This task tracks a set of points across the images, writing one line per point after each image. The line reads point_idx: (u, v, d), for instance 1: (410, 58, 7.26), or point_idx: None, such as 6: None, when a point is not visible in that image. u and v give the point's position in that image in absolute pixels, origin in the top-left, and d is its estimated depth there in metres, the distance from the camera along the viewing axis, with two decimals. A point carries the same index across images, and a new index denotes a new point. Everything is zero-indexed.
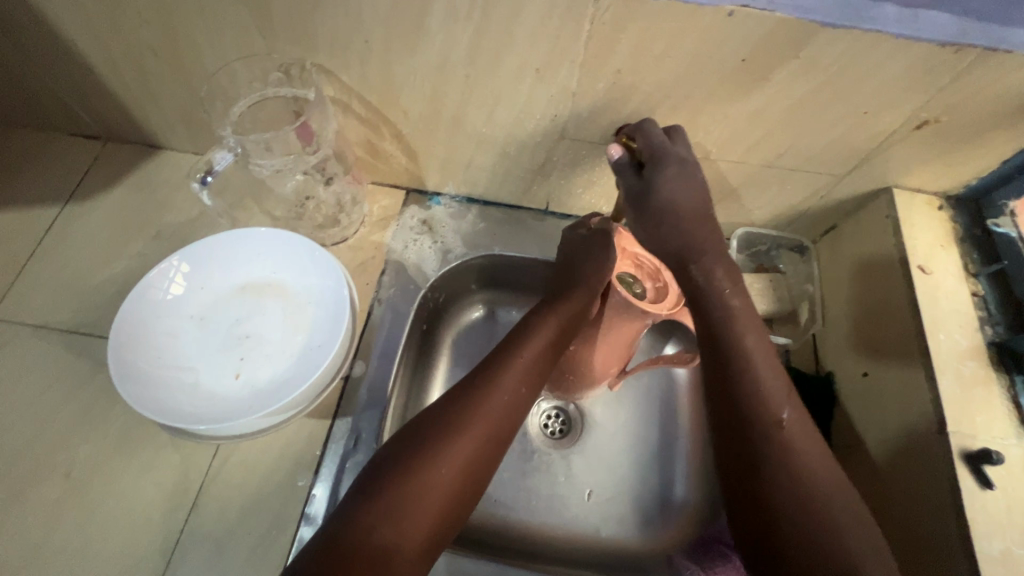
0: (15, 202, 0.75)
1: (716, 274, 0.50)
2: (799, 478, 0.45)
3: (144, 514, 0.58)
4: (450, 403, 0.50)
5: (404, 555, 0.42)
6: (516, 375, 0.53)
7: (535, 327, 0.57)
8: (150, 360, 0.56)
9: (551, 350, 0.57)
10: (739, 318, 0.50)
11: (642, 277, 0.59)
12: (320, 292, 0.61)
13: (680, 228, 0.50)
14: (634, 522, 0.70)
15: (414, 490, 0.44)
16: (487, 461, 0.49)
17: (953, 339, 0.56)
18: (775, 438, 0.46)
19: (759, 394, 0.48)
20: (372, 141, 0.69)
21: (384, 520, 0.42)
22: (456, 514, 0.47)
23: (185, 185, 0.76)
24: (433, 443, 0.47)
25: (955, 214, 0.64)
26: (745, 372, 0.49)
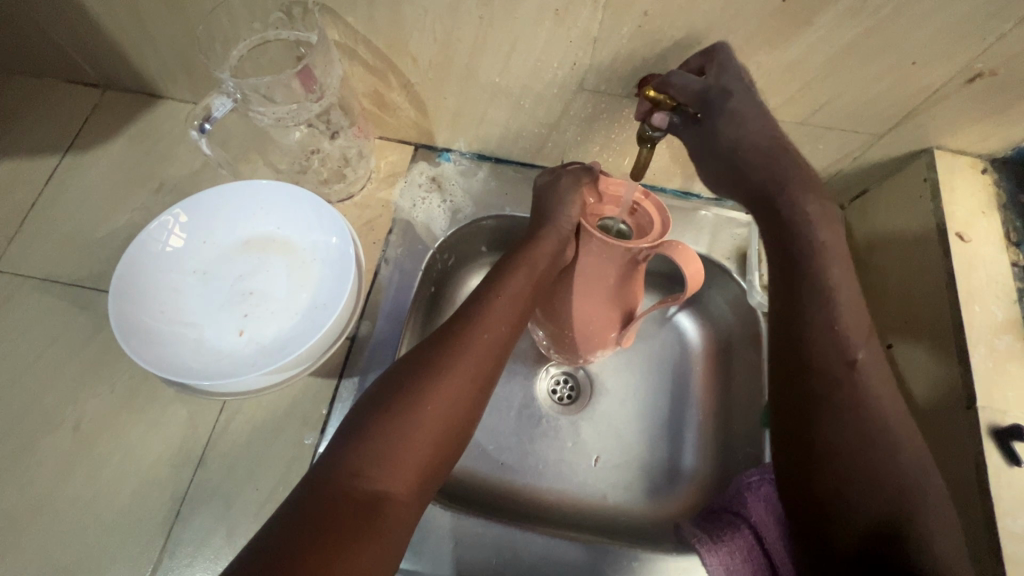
0: (15, 151, 0.72)
1: (802, 212, 0.47)
2: (864, 428, 0.44)
3: (154, 467, 0.58)
4: (429, 348, 0.48)
5: (393, 499, 0.41)
6: (496, 316, 0.51)
7: (508, 272, 0.54)
8: (153, 315, 0.54)
9: (530, 295, 0.54)
10: (827, 250, 0.47)
11: (627, 217, 0.56)
12: (325, 249, 0.59)
13: (763, 163, 0.48)
14: (641, 488, 0.69)
15: (402, 434, 0.43)
16: (476, 400, 0.47)
17: (989, 311, 0.53)
18: (851, 378, 0.45)
19: (836, 337, 0.45)
20: (379, 91, 0.65)
21: (373, 466, 0.41)
22: (447, 460, 0.46)
23: (186, 137, 0.74)
24: (412, 389, 0.45)
25: (998, 178, 0.60)
26: (827, 329, 0.46)
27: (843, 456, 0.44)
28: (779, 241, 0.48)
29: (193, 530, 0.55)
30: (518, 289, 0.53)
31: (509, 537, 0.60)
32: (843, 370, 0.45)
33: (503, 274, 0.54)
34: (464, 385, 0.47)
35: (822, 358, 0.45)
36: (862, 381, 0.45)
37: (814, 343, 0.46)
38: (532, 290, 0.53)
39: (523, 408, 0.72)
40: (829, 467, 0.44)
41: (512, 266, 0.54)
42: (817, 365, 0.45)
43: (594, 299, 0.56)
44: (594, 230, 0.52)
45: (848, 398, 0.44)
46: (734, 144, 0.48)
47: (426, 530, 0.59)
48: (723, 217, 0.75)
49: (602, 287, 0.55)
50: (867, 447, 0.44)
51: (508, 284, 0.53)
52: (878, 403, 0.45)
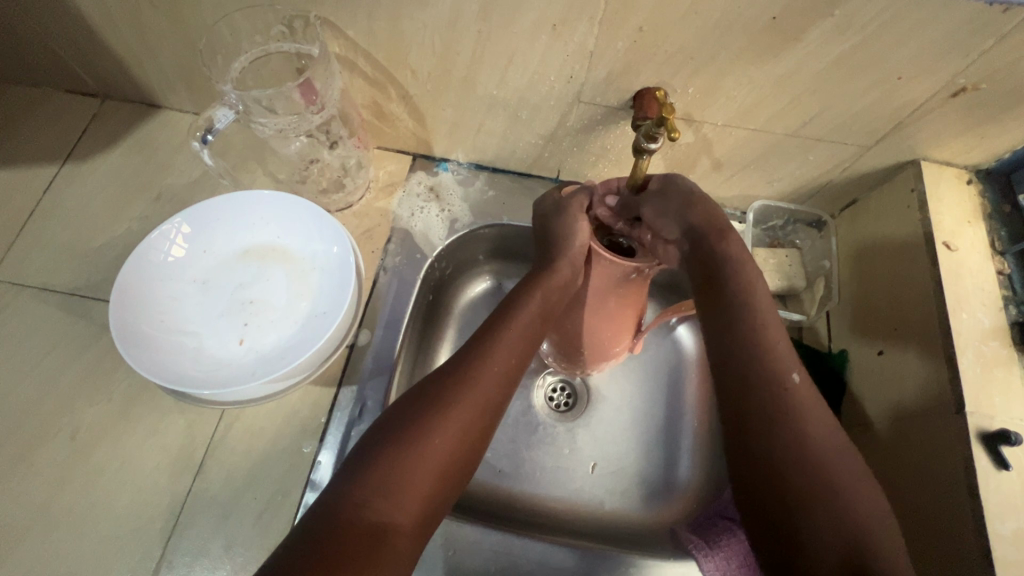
0: (13, 160, 0.73)
1: (732, 249, 0.49)
2: (801, 432, 0.42)
3: (152, 477, 0.58)
4: (441, 375, 0.49)
5: (396, 530, 0.41)
6: (508, 345, 0.51)
7: (519, 301, 0.53)
8: (154, 324, 0.54)
9: (539, 322, 0.53)
10: (753, 288, 0.48)
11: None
12: (325, 258, 0.59)
13: (705, 208, 0.51)
14: (638, 496, 0.70)
15: (408, 469, 0.43)
16: (480, 432, 0.48)
17: (976, 318, 0.54)
18: (784, 399, 0.43)
19: (765, 363, 0.45)
20: (378, 102, 0.66)
21: (379, 498, 0.42)
22: (451, 490, 0.46)
23: (186, 146, 0.74)
24: (419, 420, 0.46)
25: (983, 188, 0.61)
26: (757, 342, 0.46)
27: (794, 481, 0.41)
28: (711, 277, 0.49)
29: (191, 540, 0.55)
30: (529, 316, 0.52)
31: (509, 547, 0.60)
32: (774, 378, 0.44)
33: (513, 301, 0.53)
34: (471, 417, 0.47)
35: (756, 372, 0.45)
36: (797, 405, 0.43)
37: (754, 372, 0.45)
38: (542, 317, 0.53)
39: (520, 416, 0.74)
40: (779, 490, 0.41)
41: (522, 294, 0.54)
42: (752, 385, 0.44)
43: (606, 314, 0.57)
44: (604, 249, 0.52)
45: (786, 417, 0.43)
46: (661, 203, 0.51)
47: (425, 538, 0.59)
48: None
49: (613, 304, 0.57)
50: (809, 457, 0.42)
51: (518, 313, 0.52)
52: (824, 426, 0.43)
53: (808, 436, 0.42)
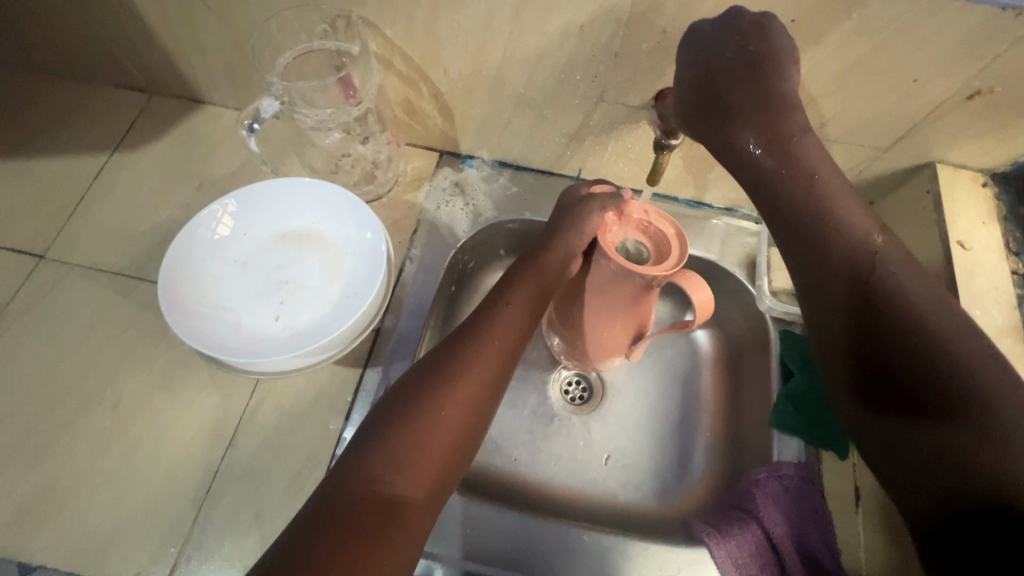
0: (66, 150, 0.77)
1: (798, 148, 0.49)
2: (907, 317, 0.44)
3: (188, 446, 0.61)
4: (446, 351, 0.52)
5: (408, 502, 0.43)
6: (508, 323, 0.55)
7: (518, 283, 0.58)
8: (197, 298, 0.57)
9: (539, 303, 0.58)
10: (800, 175, 0.49)
11: (647, 241, 0.59)
12: (358, 244, 0.62)
13: (748, 98, 0.49)
14: (650, 486, 0.72)
15: (417, 440, 0.45)
16: (483, 407, 0.50)
17: (990, 315, 0.55)
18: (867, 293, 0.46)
19: (850, 265, 0.46)
20: (411, 100, 0.70)
21: (390, 472, 0.44)
22: (460, 464, 0.48)
23: (227, 139, 0.78)
24: (425, 394, 0.48)
25: (998, 191, 0.62)
26: (828, 240, 0.48)
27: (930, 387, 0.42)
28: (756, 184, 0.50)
29: (222, 508, 0.58)
30: (529, 296, 0.57)
31: (523, 532, 0.61)
32: (868, 280, 0.46)
33: (513, 283, 0.58)
34: (476, 390, 0.50)
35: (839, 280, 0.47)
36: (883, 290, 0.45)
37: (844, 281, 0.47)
38: (541, 296, 0.58)
39: (536, 407, 0.76)
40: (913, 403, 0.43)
41: (521, 278, 0.58)
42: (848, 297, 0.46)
43: (606, 313, 0.61)
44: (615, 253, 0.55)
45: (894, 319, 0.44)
46: (744, 118, 0.49)
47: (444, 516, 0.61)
48: (733, 226, 0.78)
49: (615, 305, 0.60)
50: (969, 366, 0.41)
51: (517, 294, 0.57)
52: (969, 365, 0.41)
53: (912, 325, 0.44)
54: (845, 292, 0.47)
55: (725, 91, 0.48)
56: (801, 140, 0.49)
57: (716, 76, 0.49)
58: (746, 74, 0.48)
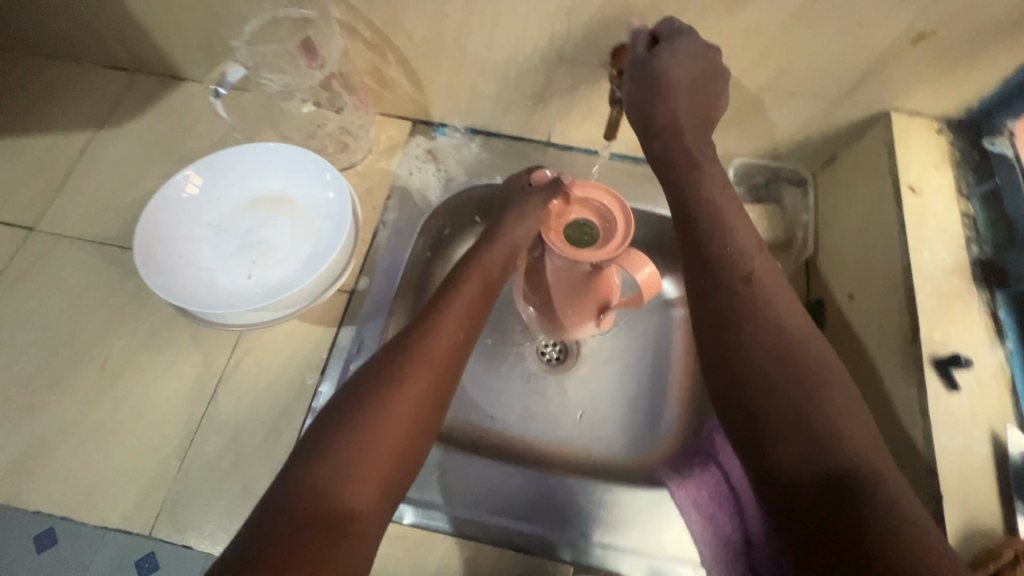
0: (52, 128, 0.80)
1: (694, 151, 0.53)
2: (762, 318, 0.46)
3: (171, 402, 0.64)
4: (389, 353, 0.52)
5: (358, 512, 0.44)
6: (454, 322, 0.55)
7: (464, 280, 0.59)
8: (173, 258, 0.60)
9: (482, 298, 0.59)
10: (703, 172, 0.52)
11: (595, 219, 0.63)
12: (327, 206, 0.64)
13: (676, 102, 0.53)
14: (621, 440, 0.74)
15: (364, 450, 0.46)
16: (430, 411, 0.51)
17: (937, 255, 0.56)
18: (742, 291, 0.47)
19: (723, 265, 0.48)
20: (378, 67, 0.71)
21: (337, 485, 0.44)
22: (410, 466, 0.49)
23: (206, 113, 0.81)
24: (369, 401, 0.48)
25: (954, 137, 0.63)
26: (715, 240, 0.49)
27: (771, 389, 0.43)
28: (665, 178, 0.53)
29: (204, 457, 0.61)
30: (473, 292, 0.58)
31: (489, 486, 0.63)
32: (737, 279, 0.47)
33: (457, 281, 0.59)
34: (422, 395, 0.50)
35: (714, 274, 0.48)
36: (756, 288, 0.47)
37: (716, 275, 0.48)
38: (485, 292, 0.60)
39: (512, 366, 0.79)
40: (757, 407, 0.43)
41: (468, 274, 0.60)
42: (717, 292, 0.47)
43: (567, 296, 0.66)
44: (558, 243, 0.60)
45: (749, 314, 0.46)
46: (665, 119, 0.53)
47: None
48: None
49: (571, 288, 0.65)
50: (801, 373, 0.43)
51: (461, 293, 0.58)
52: (824, 388, 0.43)
53: (767, 325, 0.46)
54: (716, 283, 0.48)
55: (653, 96, 0.53)
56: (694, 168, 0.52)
57: (660, 72, 0.52)
58: (690, 78, 0.53)
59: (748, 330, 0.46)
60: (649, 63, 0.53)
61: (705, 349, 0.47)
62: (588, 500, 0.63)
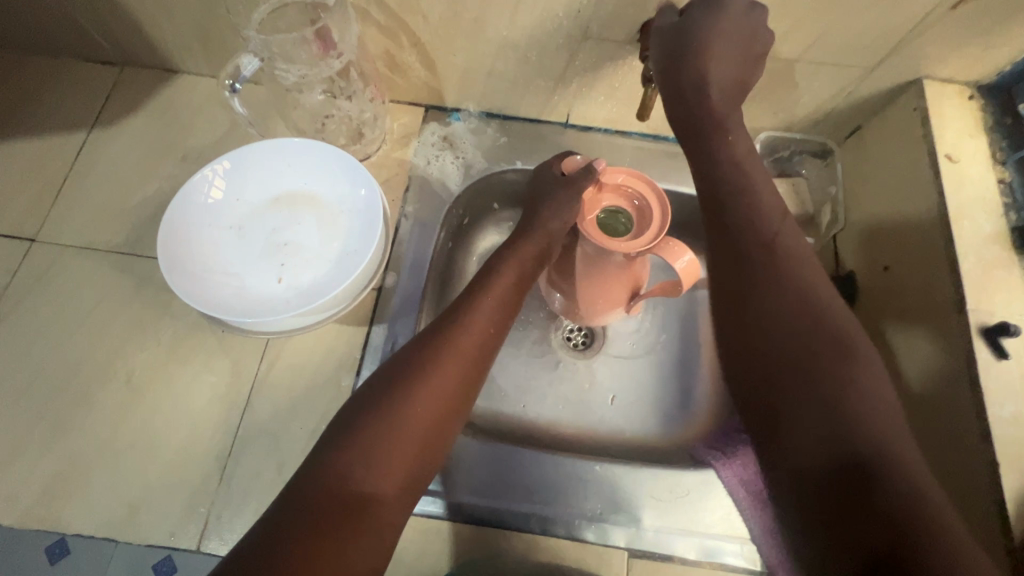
0: (41, 130, 0.75)
1: (727, 126, 0.52)
2: (786, 285, 0.46)
3: (204, 412, 0.62)
4: (422, 343, 0.51)
5: (379, 497, 0.43)
6: (486, 314, 0.54)
7: (496, 270, 0.58)
8: (198, 265, 0.58)
9: (514, 290, 0.58)
10: (733, 139, 0.52)
11: (628, 207, 0.60)
12: (352, 202, 0.62)
13: (709, 67, 0.52)
14: (655, 421, 0.75)
15: (390, 435, 0.45)
16: (458, 404, 0.49)
17: (977, 224, 0.56)
18: (768, 257, 0.47)
19: (748, 231, 0.48)
20: (391, 52, 0.68)
21: (360, 468, 0.43)
22: (434, 457, 0.47)
23: (207, 108, 0.77)
24: (399, 388, 0.47)
25: (985, 102, 0.62)
26: (745, 203, 0.49)
27: (792, 350, 0.43)
28: (689, 134, 0.53)
29: (245, 467, 0.60)
30: (506, 283, 0.57)
31: (534, 476, 0.63)
32: (763, 245, 0.47)
33: (492, 270, 0.58)
34: (451, 385, 0.49)
35: (739, 239, 0.48)
36: (781, 253, 0.47)
37: (740, 239, 0.48)
38: (517, 283, 0.58)
39: (540, 353, 0.78)
40: (778, 372, 0.43)
41: (501, 265, 0.59)
42: (744, 255, 0.47)
43: (597, 285, 0.63)
44: (591, 233, 0.58)
45: (772, 279, 0.46)
46: (696, 83, 0.52)
47: (458, 457, 0.63)
48: None
49: (601, 277, 0.62)
50: (827, 339, 0.43)
51: (494, 283, 0.57)
52: (854, 371, 0.42)
53: (791, 291, 0.45)
54: (740, 247, 0.48)
55: (683, 60, 0.52)
56: (718, 143, 0.51)
57: (700, 34, 0.51)
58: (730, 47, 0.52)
59: (771, 303, 0.45)
60: (693, 26, 0.52)
61: (726, 310, 0.48)
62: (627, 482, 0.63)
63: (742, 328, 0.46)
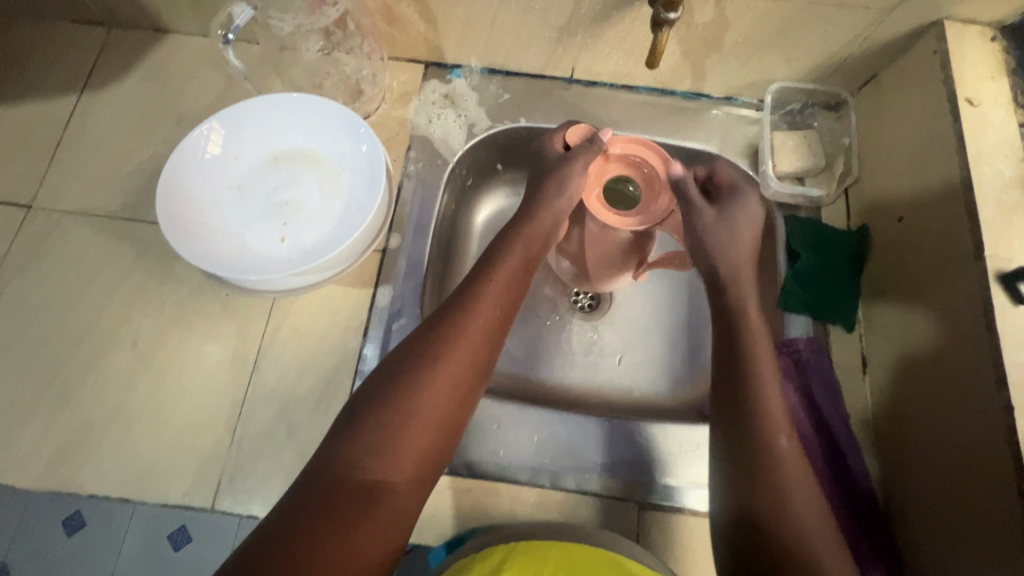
0: (28, 96, 0.73)
1: (746, 305, 0.57)
2: (766, 430, 0.50)
3: (212, 378, 0.62)
4: (428, 330, 0.51)
5: (390, 484, 0.44)
6: (492, 299, 0.53)
7: (501, 252, 0.57)
8: (199, 226, 0.57)
9: (522, 274, 0.57)
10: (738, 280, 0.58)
11: (637, 176, 0.60)
12: (354, 159, 0.61)
13: (732, 247, 0.59)
14: (663, 380, 0.74)
15: (398, 425, 0.46)
16: (466, 393, 0.49)
17: (997, 169, 0.55)
18: (750, 410, 0.51)
19: (743, 385, 0.52)
20: (389, 4, 0.65)
21: (368, 457, 0.44)
22: (445, 445, 0.48)
23: (200, 68, 0.74)
24: (406, 377, 0.48)
25: (1007, 44, 0.60)
26: (750, 373, 0.53)
27: (755, 479, 0.48)
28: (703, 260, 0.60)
29: (255, 430, 0.60)
30: (513, 267, 0.56)
31: (545, 434, 0.63)
32: (754, 393, 0.52)
33: (499, 249, 0.58)
34: (458, 372, 0.49)
35: (743, 387, 0.52)
36: (764, 404, 0.51)
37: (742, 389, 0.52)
38: (526, 266, 0.57)
39: (547, 316, 0.77)
40: (744, 490, 0.49)
41: (507, 246, 0.58)
42: (738, 401, 0.52)
43: (603, 261, 0.64)
44: (601, 210, 0.58)
45: (758, 421, 0.50)
46: (727, 269, 0.58)
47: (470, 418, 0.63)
48: (732, 116, 0.74)
49: (610, 255, 0.63)
50: (782, 478, 0.48)
51: (499, 268, 0.56)
52: (793, 499, 0.47)
53: (769, 438, 0.50)
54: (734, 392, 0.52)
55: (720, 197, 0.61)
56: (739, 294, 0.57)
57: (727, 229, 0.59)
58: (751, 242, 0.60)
59: (750, 443, 0.50)
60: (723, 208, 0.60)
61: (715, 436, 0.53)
62: (641, 444, 0.63)
63: (725, 447, 0.51)
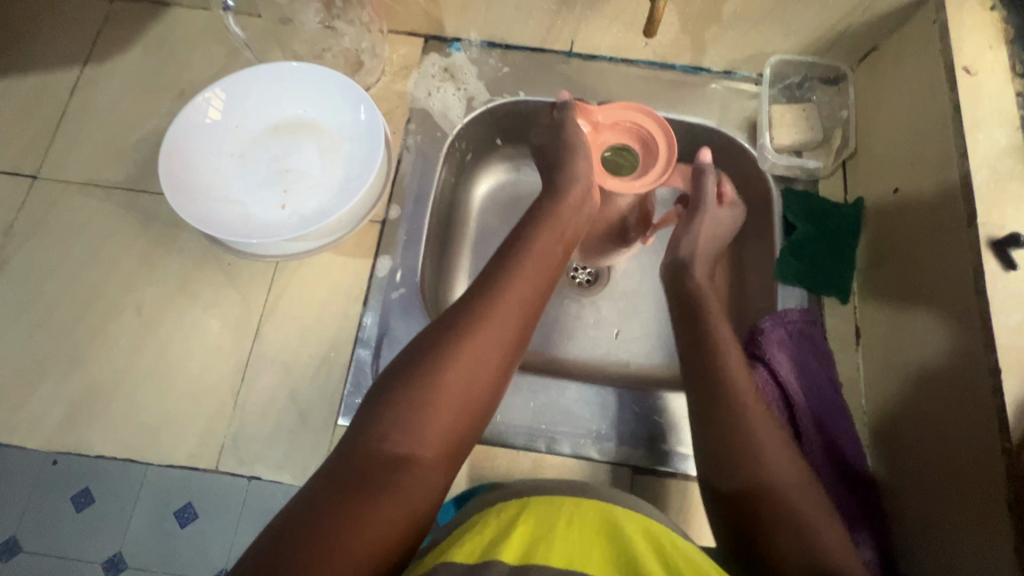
0: (33, 67, 0.74)
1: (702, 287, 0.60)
2: (734, 394, 0.50)
3: (216, 344, 0.63)
4: (461, 307, 0.49)
5: (417, 460, 0.42)
6: (529, 280, 0.51)
7: (534, 232, 0.55)
8: (202, 192, 0.58)
9: (558, 253, 0.55)
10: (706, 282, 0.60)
11: (631, 138, 0.61)
12: (353, 128, 0.61)
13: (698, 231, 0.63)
14: (660, 353, 0.75)
15: (430, 401, 0.44)
16: (498, 373, 0.47)
17: (993, 137, 0.54)
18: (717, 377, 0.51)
19: (708, 353, 0.53)
20: None
21: (399, 432, 0.42)
22: (473, 426, 0.46)
23: (202, 41, 0.75)
24: (438, 353, 0.46)
25: (1009, 13, 0.59)
26: (712, 342, 0.54)
27: (727, 442, 0.47)
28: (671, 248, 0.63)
29: (258, 394, 0.61)
30: (547, 247, 0.54)
31: (542, 401, 0.64)
32: (716, 359, 0.52)
33: (528, 227, 0.56)
34: (491, 350, 0.47)
35: (701, 358, 0.53)
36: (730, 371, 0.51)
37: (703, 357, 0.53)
38: (562, 246, 0.55)
39: None
40: (717, 458, 0.47)
41: (537, 224, 0.56)
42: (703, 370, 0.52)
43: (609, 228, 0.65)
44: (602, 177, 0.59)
45: (723, 387, 0.50)
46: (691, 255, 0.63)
47: None
48: (733, 90, 0.74)
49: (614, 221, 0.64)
50: (758, 443, 0.47)
51: (533, 247, 0.54)
52: (769, 463, 0.46)
53: (741, 400, 0.49)
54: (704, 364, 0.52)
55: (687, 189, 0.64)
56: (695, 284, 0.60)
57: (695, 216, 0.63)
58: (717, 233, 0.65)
59: (722, 408, 0.49)
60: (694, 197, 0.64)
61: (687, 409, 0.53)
62: (635, 411, 0.64)
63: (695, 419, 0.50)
